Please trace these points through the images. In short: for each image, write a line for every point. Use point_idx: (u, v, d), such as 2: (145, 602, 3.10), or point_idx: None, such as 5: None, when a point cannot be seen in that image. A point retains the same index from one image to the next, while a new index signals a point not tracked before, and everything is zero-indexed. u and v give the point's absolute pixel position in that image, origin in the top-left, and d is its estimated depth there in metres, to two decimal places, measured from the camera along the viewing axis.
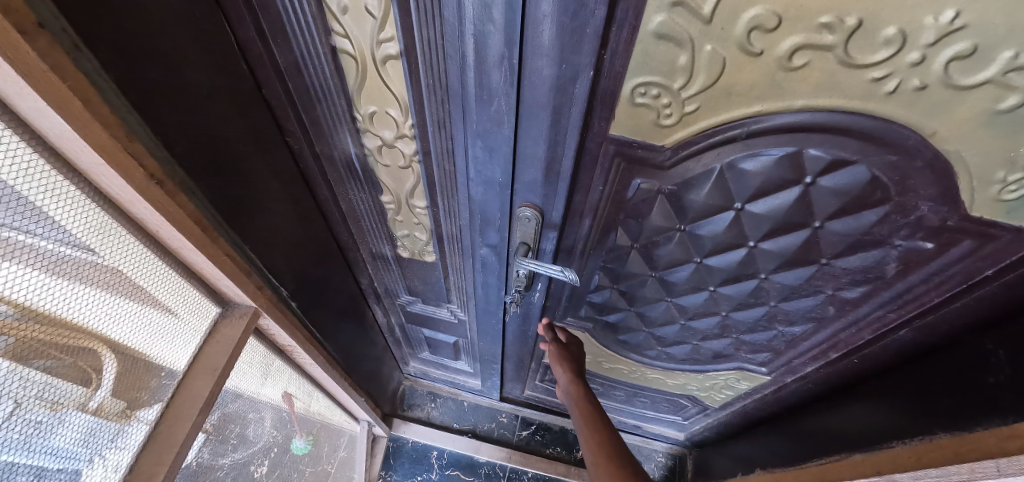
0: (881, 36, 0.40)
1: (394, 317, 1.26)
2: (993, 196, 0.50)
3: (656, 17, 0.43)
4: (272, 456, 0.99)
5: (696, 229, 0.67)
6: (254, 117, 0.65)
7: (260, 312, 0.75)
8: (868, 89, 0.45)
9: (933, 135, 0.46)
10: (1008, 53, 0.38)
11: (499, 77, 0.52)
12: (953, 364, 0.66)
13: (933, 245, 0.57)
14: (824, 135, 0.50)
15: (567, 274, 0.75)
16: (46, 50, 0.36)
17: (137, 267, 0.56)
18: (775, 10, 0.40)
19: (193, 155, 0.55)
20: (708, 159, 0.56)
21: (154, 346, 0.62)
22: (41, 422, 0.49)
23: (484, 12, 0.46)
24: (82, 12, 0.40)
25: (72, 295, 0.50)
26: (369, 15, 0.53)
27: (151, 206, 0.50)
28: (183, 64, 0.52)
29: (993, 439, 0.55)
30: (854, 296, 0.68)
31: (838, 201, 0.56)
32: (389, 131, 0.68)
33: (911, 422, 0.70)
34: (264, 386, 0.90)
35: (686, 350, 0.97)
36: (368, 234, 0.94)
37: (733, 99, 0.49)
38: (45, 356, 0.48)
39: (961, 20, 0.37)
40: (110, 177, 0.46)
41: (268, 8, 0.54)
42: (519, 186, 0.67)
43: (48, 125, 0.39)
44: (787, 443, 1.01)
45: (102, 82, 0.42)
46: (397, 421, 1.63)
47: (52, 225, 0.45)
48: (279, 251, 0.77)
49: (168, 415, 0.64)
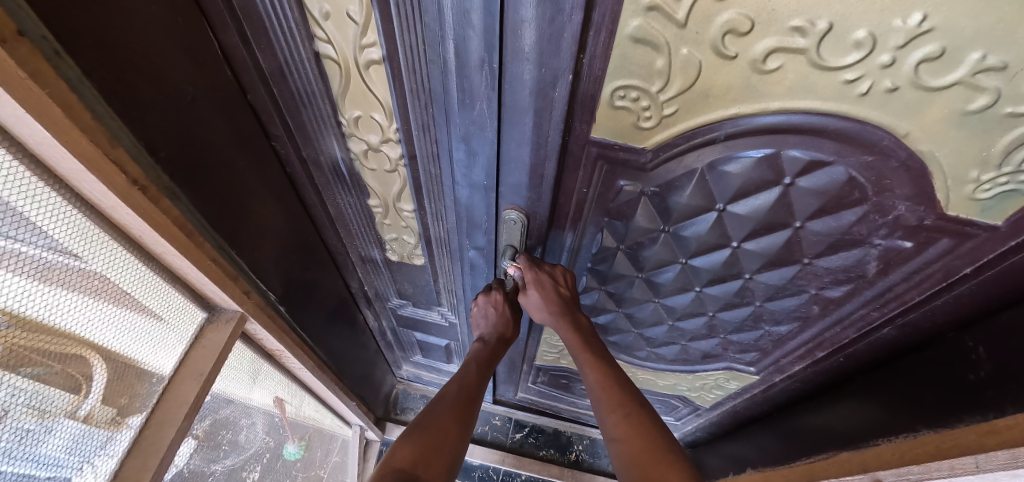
0: (851, 39, 0.41)
1: (385, 320, 1.26)
2: (968, 195, 0.51)
3: (633, 22, 0.44)
4: (264, 462, 0.99)
5: (680, 230, 0.67)
6: (239, 122, 0.65)
7: (246, 317, 0.75)
8: (842, 91, 0.45)
9: (906, 136, 0.47)
10: (976, 55, 0.39)
11: (481, 80, 0.52)
12: (936, 362, 0.67)
13: (912, 244, 0.58)
14: (801, 137, 0.51)
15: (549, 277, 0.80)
16: (25, 57, 0.36)
17: (121, 272, 0.56)
18: (748, 14, 0.41)
19: (177, 161, 0.56)
20: (688, 161, 0.57)
21: (140, 353, 0.62)
22: (29, 431, 0.48)
23: (464, 17, 0.46)
24: (62, 20, 0.40)
25: (57, 303, 0.49)
26: (351, 21, 0.53)
27: (133, 212, 0.50)
28: (166, 70, 0.52)
29: (973, 434, 0.58)
30: (837, 295, 0.69)
31: (817, 201, 0.57)
32: (374, 135, 0.69)
33: (896, 419, 0.71)
34: (253, 392, 0.90)
35: (675, 351, 0.98)
36: (357, 238, 0.94)
37: (710, 101, 0.50)
38: (34, 363, 0.48)
39: (928, 23, 0.38)
40: (90, 183, 0.46)
41: (250, 12, 0.54)
42: (505, 189, 0.67)
43: (28, 132, 0.39)
44: (776, 442, 1.01)
45: (83, 89, 0.43)
46: (390, 425, 1.62)
47: (38, 232, 0.45)
48: (265, 254, 0.77)
49: (154, 421, 0.63)
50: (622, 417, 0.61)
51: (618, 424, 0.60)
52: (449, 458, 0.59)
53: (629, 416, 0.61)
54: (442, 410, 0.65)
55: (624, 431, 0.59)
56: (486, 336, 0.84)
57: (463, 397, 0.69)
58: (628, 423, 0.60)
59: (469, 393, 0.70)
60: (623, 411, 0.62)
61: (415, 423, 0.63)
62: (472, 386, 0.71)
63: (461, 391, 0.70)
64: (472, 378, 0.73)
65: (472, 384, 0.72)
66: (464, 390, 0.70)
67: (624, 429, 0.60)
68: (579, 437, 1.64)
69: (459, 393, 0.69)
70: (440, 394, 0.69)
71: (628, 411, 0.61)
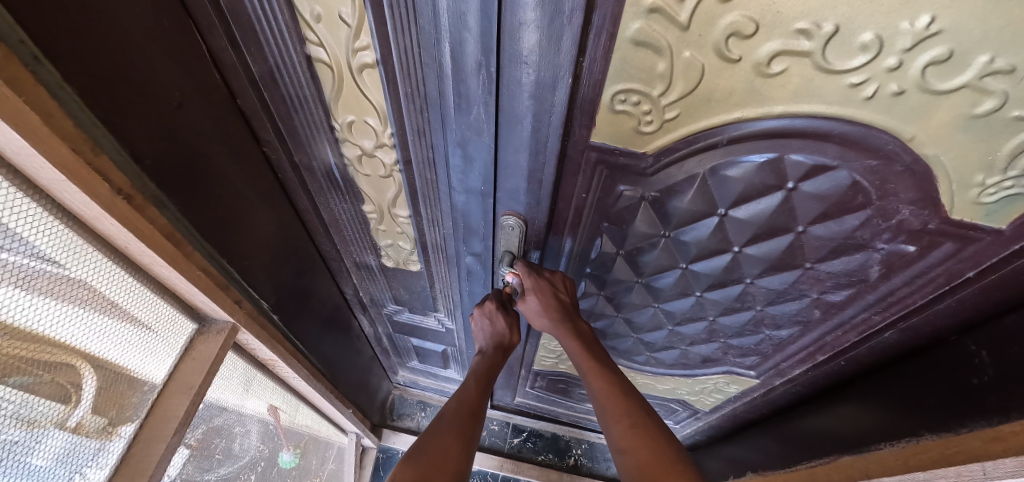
0: (858, 41, 0.40)
1: (381, 326, 1.24)
2: (972, 199, 0.50)
3: (633, 24, 0.43)
4: (259, 471, 0.97)
5: (681, 235, 0.66)
6: (229, 128, 0.64)
7: (238, 327, 0.73)
8: (847, 94, 0.44)
9: (911, 140, 0.47)
10: (984, 58, 0.38)
11: (477, 84, 0.51)
12: (940, 366, 0.66)
13: (915, 248, 0.57)
14: (803, 141, 0.50)
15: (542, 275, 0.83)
16: (2, 62, 0.34)
17: (110, 283, 0.55)
18: (752, 16, 0.40)
19: (165, 168, 0.54)
20: (689, 166, 0.56)
21: (129, 365, 0.60)
22: (16, 442, 0.47)
23: (460, 19, 0.45)
24: (40, 21, 0.38)
25: (43, 313, 0.48)
26: (344, 23, 0.52)
27: (118, 222, 0.48)
28: (151, 75, 0.50)
29: (978, 441, 0.57)
30: (839, 299, 0.68)
31: (820, 206, 0.56)
32: (368, 140, 0.67)
33: (899, 423, 0.70)
34: (247, 401, 0.88)
35: (675, 355, 0.97)
36: (352, 244, 0.93)
37: (712, 105, 0.49)
38: (21, 372, 0.46)
39: (936, 25, 0.37)
40: (73, 193, 0.44)
41: (239, 15, 0.53)
42: (502, 194, 0.66)
43: (4, 141, 0.37)
44: (777, 445, 1.00)
45: (63, 94, 0.41)
46: (386, 432, 1.60)
47: (24, 245, 0.44)
48: (256, 263, 0.75)
49: (142, 437, 0.61)
50: (629, 427, 0.60)
51: (624, 435, 0.59)
52: (457, 469, 0.59)
53: (636, 425, 0.59)
54: (452, 417, 0.66)
55: (631, 442, 0.58)
56: (488, 343, 0.82)
57: (467, 411, 0.68)
58: (635, 434, 0.59)
59: (473, 406, 0.69)
60: (629, 421, 0.60)
61: (420, 439, 0.62)
62: (474, 400, 0.70)
63: (465, 407, 0.68)
64: (472, 394, 0.72)
65: (472, 398, 0.71)
66: (464, 405, 0.69)
67: (630, 440, 0.58)
68: (577, 441, 1.63)
69: (462, 408, 0.68)
70: (443, 411, 0.68)
71: (634, 421, 0.60)
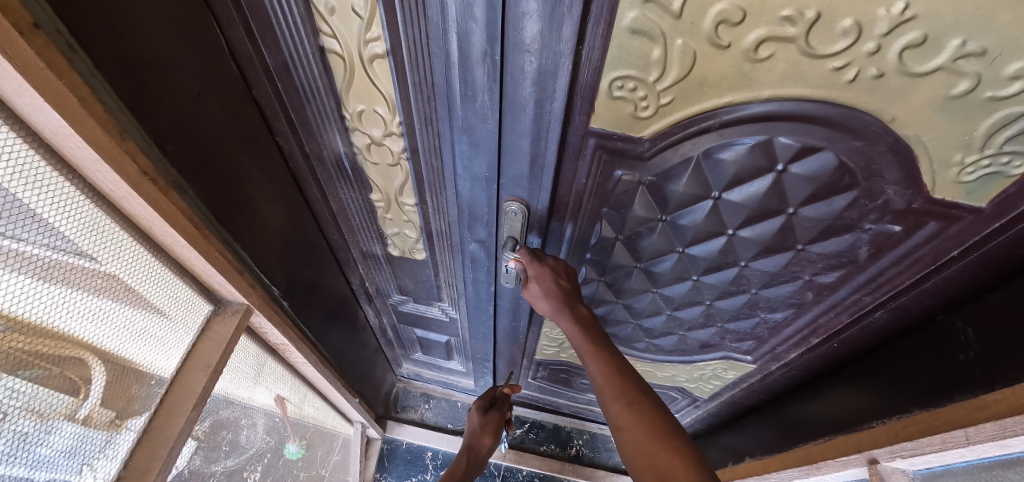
0: (838, 28, 0.43)
1: (386, 317, 1.27)
2: (953, 178, 0.53)
3: (630, 13, 0.46)
4: (267, 461, 0.99)
5: (677, 219, 0.69)
6: (243, 118, 0.66)
7: (252, 309, 0.75)
8: (830, 78, 0.47)
9: (893, 121, 0.49)
10: (956, 41, 0.41)
11: (483, 73, 0.54)
12: (928, 343, 0.69)
13: (901, 228, 0.60)
14: (792, 124, 0.52)
15: (508, 280, 0.87)
16: (42, 48, 0.37)
17: (129, 268, 0.57)
18: (739, 4, 0.43)
19: (185, 156, 0.57)
20: (685, 149, 0.59)
21: (147, 347, 0.62)
22: (28, 433, 0.47)
23: (467, 11, 0.48)
24: (74, 14, 0.41)
25: (69, 296, 0.50)
26: (356, 15, 0.54)
27: (145, 202, 0.51)
28: (174, 65, 0.53)
29: (963, 410, 0.60)
30: (830, 280, 0.71)
31: (810, 187, 0.59)
32: (377, 129, 0.70)
33: (891, 401, 0.72)
34: (256, 388, 0.90)
35: (673, 341, 0.99)
36: (359, 233, 0.95)
37: (705, 90, 0.51)
38: (34, 365, 0.46)
39: (910, 11, 0.40)
40: (103, 173, 0.47)
41: (257, 9, 0.56)
42: (506, 181, 0.69)
43: (44, 121, 0.40)
44: (772, 431, 1.03)
45: (96, 82, 0.44)
46: (391, 424, 1.63)
47: (48, 230, 0.46)
48: (269, 250, 0.78)
49: (162, 413, 0.64)
50: (625, 406, 0.62)
51: (621, 414, 0.62)
52: None
53: (632, 404, 0.62)
54: None
55: (626, 421, 0.61)
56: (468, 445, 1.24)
57: None
58: (631, 412, 0.61)
59: None
60: (625, 400, 0.63)
61: None
62: None
63: None
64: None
65: None
66: None
67: (626, 418, 0.61)
68: (579, 432, 1.65)
69: None
70: None
71: (631, 400, 0.62)
